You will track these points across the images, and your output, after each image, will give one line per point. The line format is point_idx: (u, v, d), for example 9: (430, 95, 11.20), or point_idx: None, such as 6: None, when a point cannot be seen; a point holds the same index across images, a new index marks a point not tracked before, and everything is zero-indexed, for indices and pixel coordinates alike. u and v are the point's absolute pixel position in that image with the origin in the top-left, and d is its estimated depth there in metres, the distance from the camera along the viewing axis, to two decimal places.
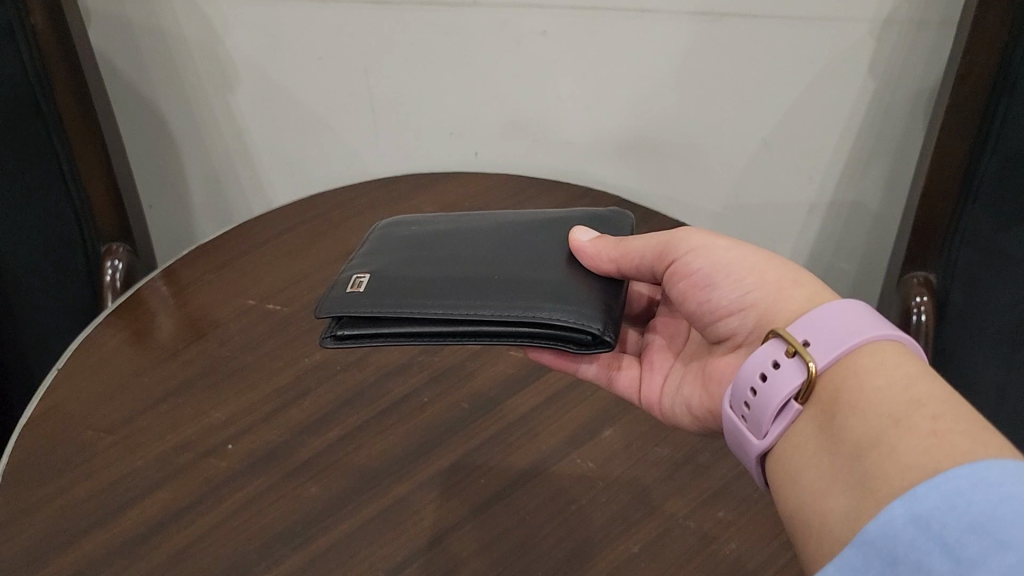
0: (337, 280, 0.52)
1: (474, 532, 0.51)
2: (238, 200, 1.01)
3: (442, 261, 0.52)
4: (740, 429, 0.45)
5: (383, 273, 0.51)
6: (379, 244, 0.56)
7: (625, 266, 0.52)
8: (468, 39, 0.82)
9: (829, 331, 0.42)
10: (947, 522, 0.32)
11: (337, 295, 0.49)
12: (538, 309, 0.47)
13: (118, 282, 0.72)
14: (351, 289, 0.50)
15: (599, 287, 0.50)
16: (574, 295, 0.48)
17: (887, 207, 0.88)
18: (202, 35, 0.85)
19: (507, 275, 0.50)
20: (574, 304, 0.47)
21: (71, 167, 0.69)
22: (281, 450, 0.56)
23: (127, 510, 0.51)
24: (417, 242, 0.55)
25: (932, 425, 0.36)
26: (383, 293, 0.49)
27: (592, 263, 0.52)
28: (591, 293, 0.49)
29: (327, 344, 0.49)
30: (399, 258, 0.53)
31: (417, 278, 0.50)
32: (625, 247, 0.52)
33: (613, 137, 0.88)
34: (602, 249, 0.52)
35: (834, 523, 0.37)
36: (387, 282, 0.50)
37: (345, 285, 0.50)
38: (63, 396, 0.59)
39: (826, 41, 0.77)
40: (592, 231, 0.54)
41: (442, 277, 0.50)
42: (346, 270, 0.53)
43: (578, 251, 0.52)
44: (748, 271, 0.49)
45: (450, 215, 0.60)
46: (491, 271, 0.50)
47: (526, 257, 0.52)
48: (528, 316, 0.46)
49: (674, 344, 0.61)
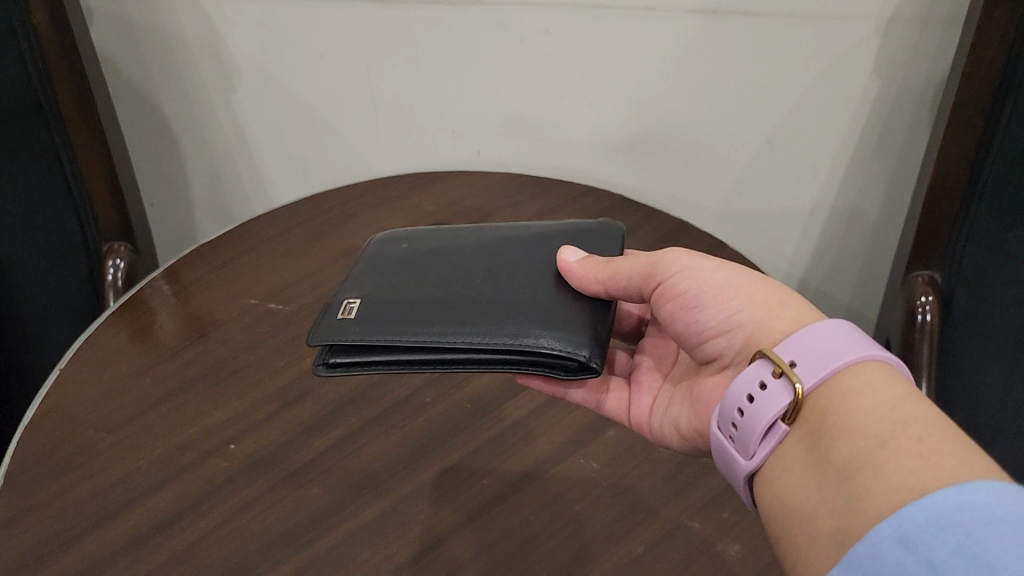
0: (328, 304, 0.52)
1: (474, 535, 0.51)
2: (239, 196, 1.01)
3: (433, 284, 0.52)
4: (728, 450, 0.45)
5: (374, 298, 0.51)
6: (370, 263, 0.56)
7: (612, 287, 0.51)
8: (469, 37, 0.82)
9: (814, 352, 0.42)
10: (933, 543, 0.32)
11: (329, 322, 0.50)
12: (526, 336, 0.47)
13: (120, 281, 0.73)
14: (343, 315, 0.50)
15: (586, 309, 0.50)
16: (562, 320, 0.48)
17: (893, 206, 0.87)
18: (202, 31, 0.85)
19: (496, 298, 0.50)
20: (562, 331, 0.47)
21: (72, 167, 0.69)
22: (284, 449, 0.57)
23: (129, 510, 0.52)
24: (407, 263, 0.55)
25: (918, 446, 0.36)
26: (375, 319, 0.49)
27: (580, 284, 0.51)
28: (579, 317, 0.49)
29: (320, 372, 0.49)
30: (390, 281, 0.53)
31: (407, 303, 0.50)
32: (612, 268, 0.51)
33: (615, 136, 0.88)
34: (590, 270, 0.51)
35: (823, 544, 0.38)
36: (378, 308, 0.50)
37: (336, 311, 0.51)
38: (63, 396, 0.60)
39: (833, 39, 0.76)
40: (581, 251, 0.53)
41: (431, 302, 0.50)
42: (338, 294, 0.53)
43: (566, 272, 0.52)
44: (734, 293, 0.49)
45: (441, 228, 0.60)
46: (480, 294, 0.50)
47: (516, 277, 0.52)
48: (517, 343, 0.47)
49: (663, 366, 0.60)
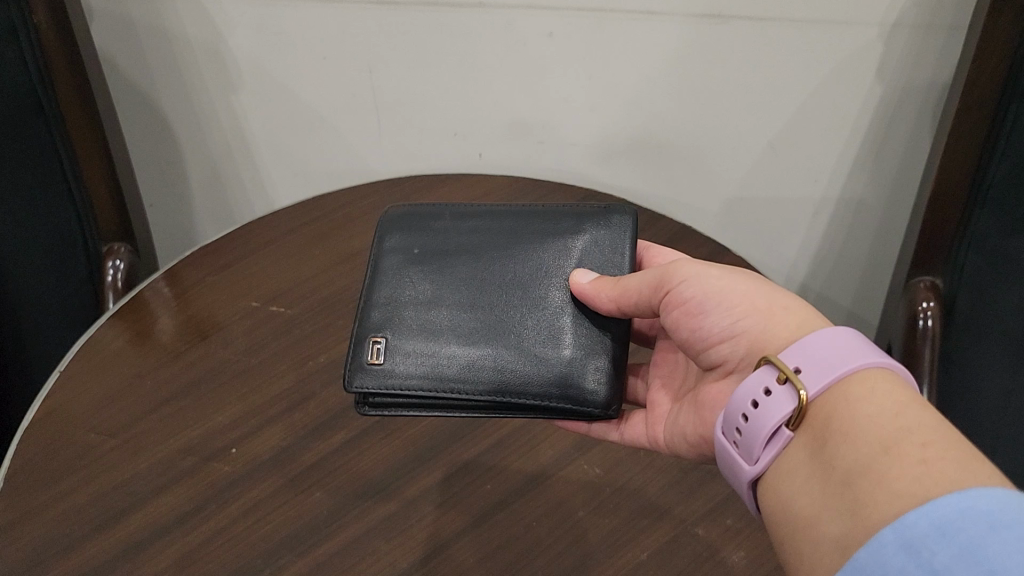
0: (355, 336, 0.53)
1: (478, 540, 0.51)
2: (240, 199, 1.01)
3: (455, 313, 0.53)
4: (732, 456, 0.45)
5: (399, 334, 0.52)
6: (384, 275, 0.55)
7: (625, 305, 0.51)
8: (470, 39, 0.82)
9: (820, 360, 0.42)
10: (935, 549, 0.32)
11: (358, 367, 0.51)
12: (553, 389, 0.50)
13: (119, 282, 0.73)
14: (372, 359, 0.51)
15: (606, 342, 0.52)
16: (584, 367, 0.50)
17: (895, 211, 0.87)
18: (204, 33, 0.85)
19: (518, 334, 0.52)
20: (585, 381, 0.50)
21: (72, 165, 0.69)
22: (288, 452, 0.57)
23: (131, 514, 0.52)
24: (420, 273, 0.55)
25: (922, 452, 0.36)
26: (406, 366, 0.51)
27: (594, 305, 0.51)
28: (597, 355, 0.51)
29: (365, 411, 0.52)
30: (408, 302, 0.54)
31: (433, 339, 0.52)
32: (623, 286, 0.51)
33: (617, 138, 0.88)
34: (601, 289, 0.51)
35: (826, 549, 0.38)
36: (407, 351, 0.51)
37: (364, 351, 0.52)
38: (64, 398, 0.60)
39: (839, 45, 0.76)
40: (592, 272, 0.53)
41: (456, 338, 0.52)
42: (360, 321, 0.54)
43: (579, 294, 0.52)
44: (739, 299, 0.49)
45: (448, 214, 0.58)
46: (502, 328, 0.52)
47: (536, 301, 0.53)
48: (543, 397, 0.50)
49: (674, 380, 0.58)
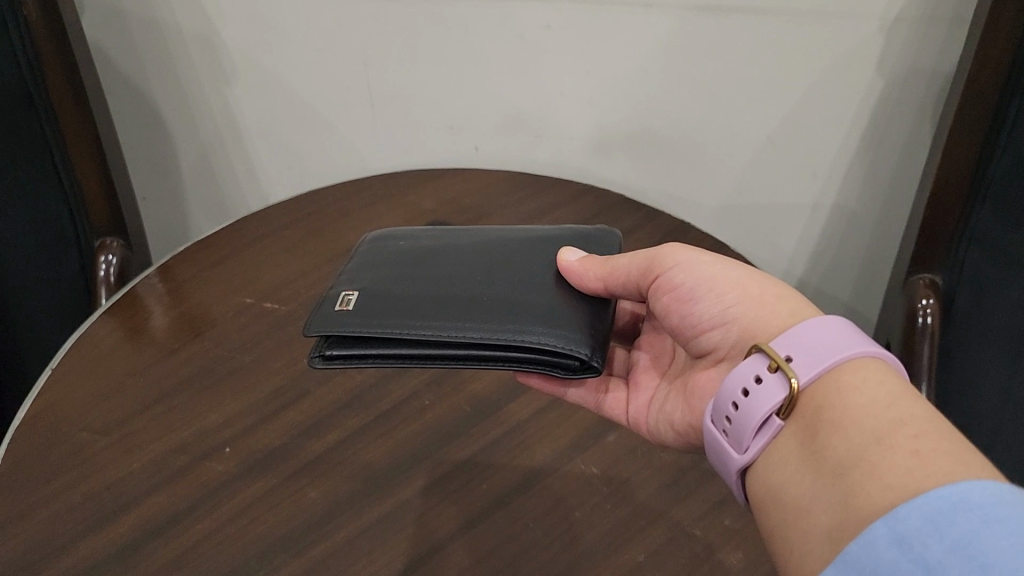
0: (324, 297, 0.52)
1: (473, 541, 0.51)
2: (234, 193, 1.01)
3: (434, 281, 0.52)
4: (721, 445, 0.44)
5: (372, 291, 0.52)
6: (370, 261, 0.56)
7: (612, 284, 0.52)
8: (468, 31, 0.81)
9: (812, 347, 0.42)
10: (929, 543, 0.32)
11: (326, 313, 0.50)
12: (530, 334, 0.48)
13: (112, 277, 0.72)
14: (340, 306, 0.50)
15: (592, 312, 0.51)
16: (566, 320, 0.49)
17: (894, 208, 0.86)
18: (199, 24, 0.84)
19: (497, 295, 0.51)
20: (567, 331, 0.48)
21: (63, 157, 0.68)
22: (281, 451, 0.56)
23: (124, 513, 0.51)
24: (405, 260, 0.56)
25: (914, 444, 0.36)
26: (375, 312, 0.50)
27: (579, 282, 0.52)
28: (580, 316, 0.50)
29: (315, 364, 0.49)
30: (388, 275, 0.54)
31: (406, 296, 0.51)
32: (611, 265, 0.52)
33: (615, 132, 0.87)
34: (589, 268, 0.52)
35: (815, 542, 0.37)
36: (377, 300, 0.51)
37: (334, 302, 0.51)
38: (57, 395, 0.59)
39: (839, 38, 0.75)
40: (580, 251, 0.54)
41: (431, 296, 0.51)
42: (336, 286, 0.53)
43: (566, 271, 0.53)
44: (731, 287, 0.49)
45: (438, 231, 0.60)
46: (481, 291, 0.51)
47: (517, 278, 0.53)
48: (519, 339, 0.47)
49: (660, 364, 0.59)
